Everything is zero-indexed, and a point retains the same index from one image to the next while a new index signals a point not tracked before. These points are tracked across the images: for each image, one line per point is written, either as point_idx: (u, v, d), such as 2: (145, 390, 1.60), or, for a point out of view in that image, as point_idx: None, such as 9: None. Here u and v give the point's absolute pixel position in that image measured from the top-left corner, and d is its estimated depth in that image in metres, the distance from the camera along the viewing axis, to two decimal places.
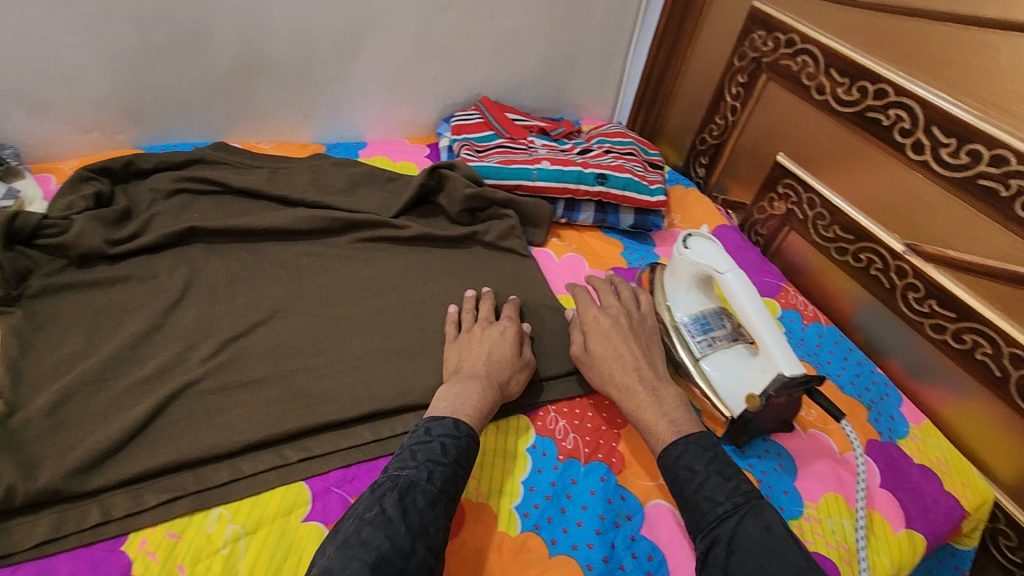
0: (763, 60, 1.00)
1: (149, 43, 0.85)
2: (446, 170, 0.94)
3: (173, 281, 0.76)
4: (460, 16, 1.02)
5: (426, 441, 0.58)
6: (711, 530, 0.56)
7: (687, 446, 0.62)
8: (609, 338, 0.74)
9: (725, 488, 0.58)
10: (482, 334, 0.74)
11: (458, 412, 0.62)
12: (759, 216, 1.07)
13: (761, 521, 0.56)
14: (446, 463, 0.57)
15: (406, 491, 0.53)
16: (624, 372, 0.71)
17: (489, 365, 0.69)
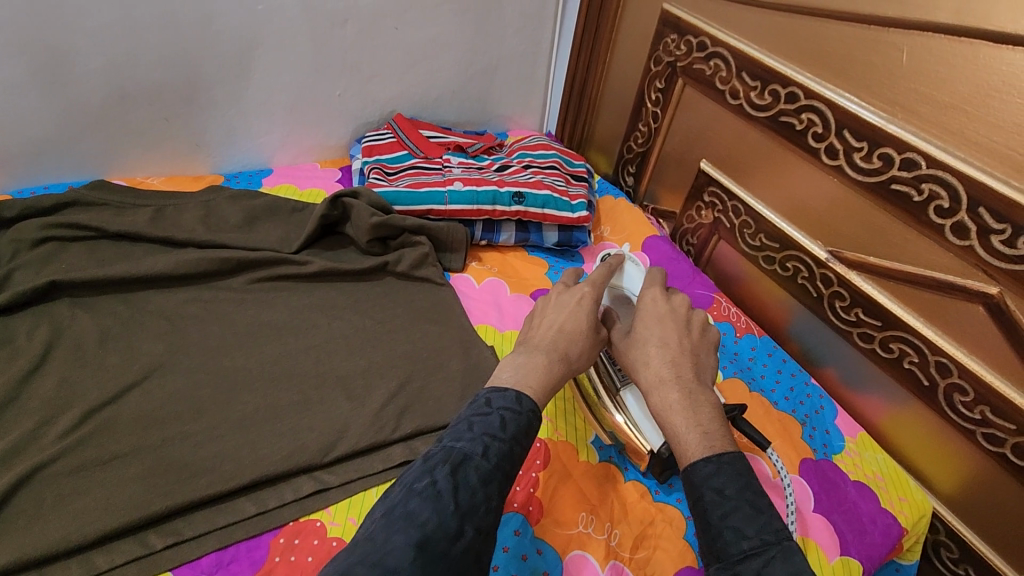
0: (677, 64, 0.96)
1: (1, 77, 0.77)
2: (349, 199, 0.88)
3: (31, 344, 0.68)
4: (359, 31, 0.96)
5: (484, 413, 0.50)
6: (732, 565, 0.44)
7: (719, 465, 0.49)
8: (661, 324, 0.62)
9: (758, 520, 0.45)
10: (559, 300, 0.66)
11: (521, 385, 0.54)
12: (689, 225, 1.04)
13: (792, 569, 0.42)
14: (505, 438, 0.48)
15: (459, 465, 0.45)
16: (664, 362, 0.58)
17: (567, 335, 0.61)
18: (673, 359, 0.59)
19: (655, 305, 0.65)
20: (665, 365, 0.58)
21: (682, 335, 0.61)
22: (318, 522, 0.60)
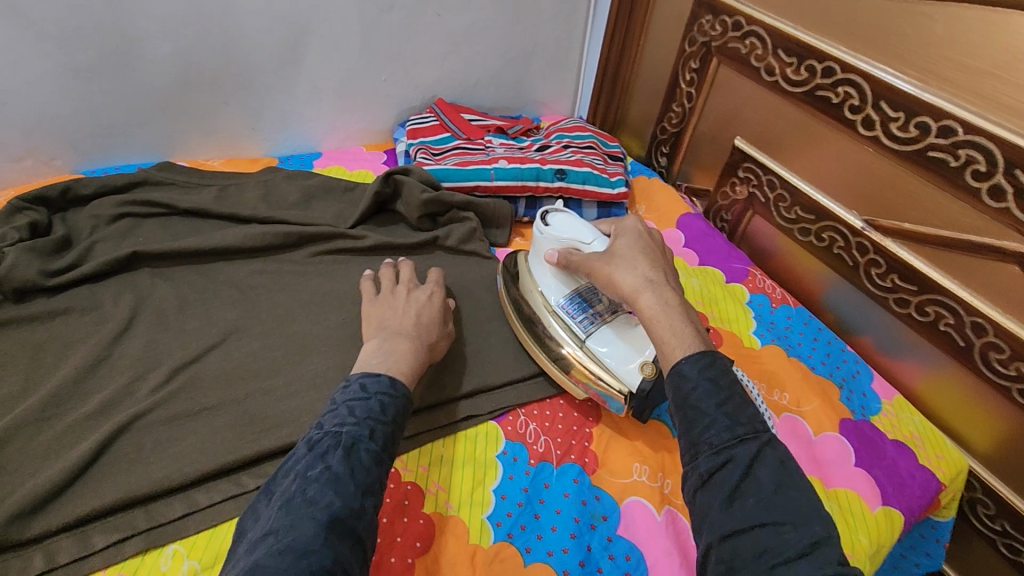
0: (712, 45, 0.99)
1: (78, 63, 0.82)
2: (400, 176, 0.92)
3: (118, 309, 0.72)
4: (405, 17, 1.00)
5: (363, 399, 0.56)
6: (728, 448, 0.49)
7: (716, 360, 0.54)
8: (640, 242, 0.67)
9: (747, 410, 0.51)
10: (408, 296, 0.73)
11: (391, 369, 0.60)
12: (723, 202, 1.07)
13: (780, 452, 0.49)
14: (386, 421, 0.55)
15: (351, 449, 0.51)
16: (653, 271, 0.63)
17: (418, 328, 0.67)
18: (659, 270, 0.63)
19: (637, 229, 0.69)
20: (654, 271, 0.63)
21: (659, 254, 0.66)
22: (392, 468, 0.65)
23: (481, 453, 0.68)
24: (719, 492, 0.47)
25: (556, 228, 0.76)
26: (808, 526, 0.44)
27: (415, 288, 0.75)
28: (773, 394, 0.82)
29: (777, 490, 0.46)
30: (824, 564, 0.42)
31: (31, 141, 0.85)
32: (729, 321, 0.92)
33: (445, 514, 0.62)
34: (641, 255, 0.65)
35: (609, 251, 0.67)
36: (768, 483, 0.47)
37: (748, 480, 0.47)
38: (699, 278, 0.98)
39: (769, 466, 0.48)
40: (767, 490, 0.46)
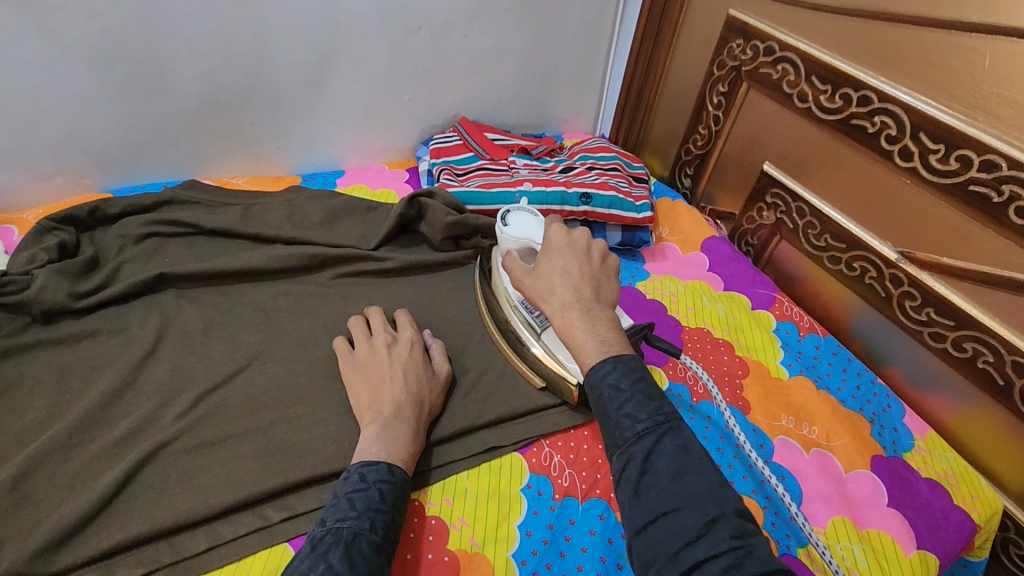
0: (742, 68, 0.98)
1: (109, 84, 0.82)
2: (425, 199, 0.91)
3: (144, 332, 0.72)
4: (431, 38, 1.00)
5: (362, 489, 0.55)
6: (629, 446, 0.50)
7: (616, 365, 0.55)
8: (560, 255, 0.64)
9: (648, 406, 0.52)
10: (388, 353, 0.69)
11: (393, 457, 0.59)
12: (748, 225, 1.05)
13: (680, 440, 0.50)
14: (385, 510, 0.54)
15: (352, 542, 0.49)
16: (566, 287, 0.61)
17: (410, 398, 0.65)
18: (575, 285, 0.61)
19: (562, 240, 0.66)
20: (566, 289, 0.61)
21: (585, 263, 0.64)
22: (416, 501, 0.64)
23: (505, 486, 0.67)
24: (625, 490, 0.48)
25: (511, 229, 0.76)
26: (703, 506, 0.45)
27: (395, 341, 0.71)
28: (803, 428, 0.80)
29: (674, 477, 0.47)
30: (721, 540, 0.42)
31: (61, 160, 0.86)
32: (756, 350, 0.90)
33: (470, 551, 0.61)
34: (561, 270, 0.63)
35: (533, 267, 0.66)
36: (665, 472, 0.48)
37: (649, 472, 0.48)
38: (725, 304, 0.97)
39: (666, 456, 0.48)
40: (665, 480, 0.47)
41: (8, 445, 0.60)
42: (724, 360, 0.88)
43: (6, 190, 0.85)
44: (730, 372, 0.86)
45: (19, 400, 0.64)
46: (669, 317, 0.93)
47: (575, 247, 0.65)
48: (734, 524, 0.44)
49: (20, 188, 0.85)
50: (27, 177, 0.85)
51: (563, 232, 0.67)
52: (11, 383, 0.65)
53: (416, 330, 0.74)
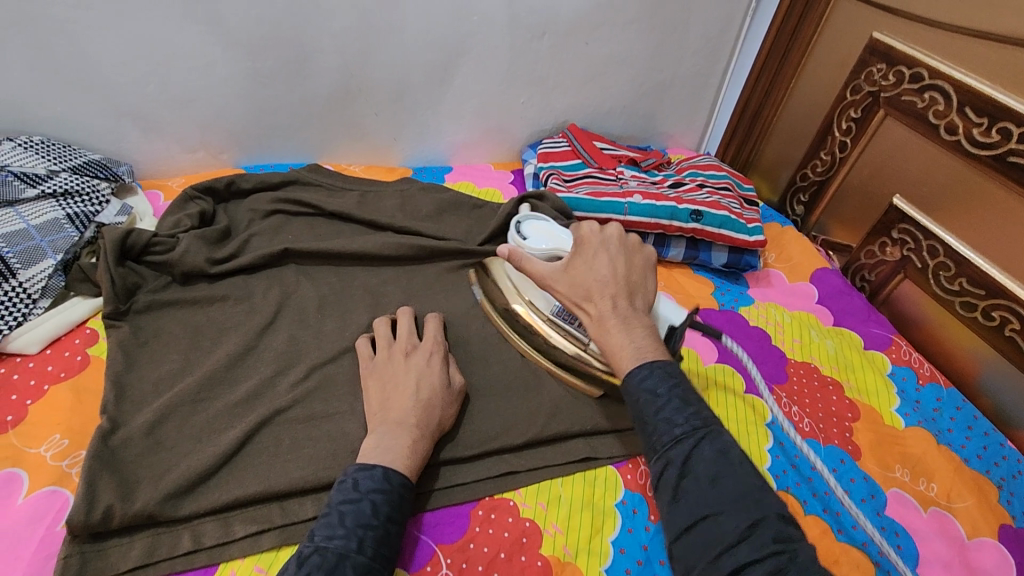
0: (880, 94, 0.93)
1: (258, 69, 0.88)
2: (534, 201, 0.91)
3: (267, 302, 0.77)
4: (554, 43, 1.01)
5: (355, 500, 0.52)
6: (667, 451, 0.51)
7: (653, 370, 0.56)
8: (595, 258, 0.65)
9: (686, 411, 0.53)
10: (407, 363, 0.66)
11: (389, 459, 0.56)
12: (867, 260, 0.99)
13: (717, 444, 0.51)
14: (377, 524, 0.51)
15: (335, 567, 0.47)
16: (603, 292, 0.62)
17: (421, 407, 0.61)
18: (612, 292, 0.62)
19: (601, 237, 0.67)
20: (604, 298, 0.62)
21: (619, 263, 0.65)
22: (511, 501, 0.64)
23: (599, 498, 0.65)
24: (665, 493, 0.50)
25: (533, 241, 0.73)
26: (747, 511, 0.46)
27: (415, 349, 0.69)
28: (919, 483, 0.74)
29: (714, 483, 0.48)
30: (764, 545, 0.44)
31: (206, 136, 0.92)
32: (868, 394, 0.84)
33: (563, 560, 0.59)
34: (601, 274, 0.64)
35: (563, 267, 0.67)
36: (704, 475, 0.49)
37: (688, 477, 0.49)
38: (834, 341, 0.91)
39: (704, 461, 0.50)
40: (705, 485, 0.48)
41: (146, 392, 0.65)
42: (832, 401, 0.82)
43: (157, 158, 0.92)
44: (838, 414, 0.80)
45: (156, 352, 0.69)
46: (774, 348, 0.88)
47: (608, 247, 0.66)
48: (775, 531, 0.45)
49: (168, 157, 0.93)
50: (175, 147, 0.92)
51: (595, 231, 0.68)
52: (151, 335, 0.70)
53: (441, 339, 0.71)
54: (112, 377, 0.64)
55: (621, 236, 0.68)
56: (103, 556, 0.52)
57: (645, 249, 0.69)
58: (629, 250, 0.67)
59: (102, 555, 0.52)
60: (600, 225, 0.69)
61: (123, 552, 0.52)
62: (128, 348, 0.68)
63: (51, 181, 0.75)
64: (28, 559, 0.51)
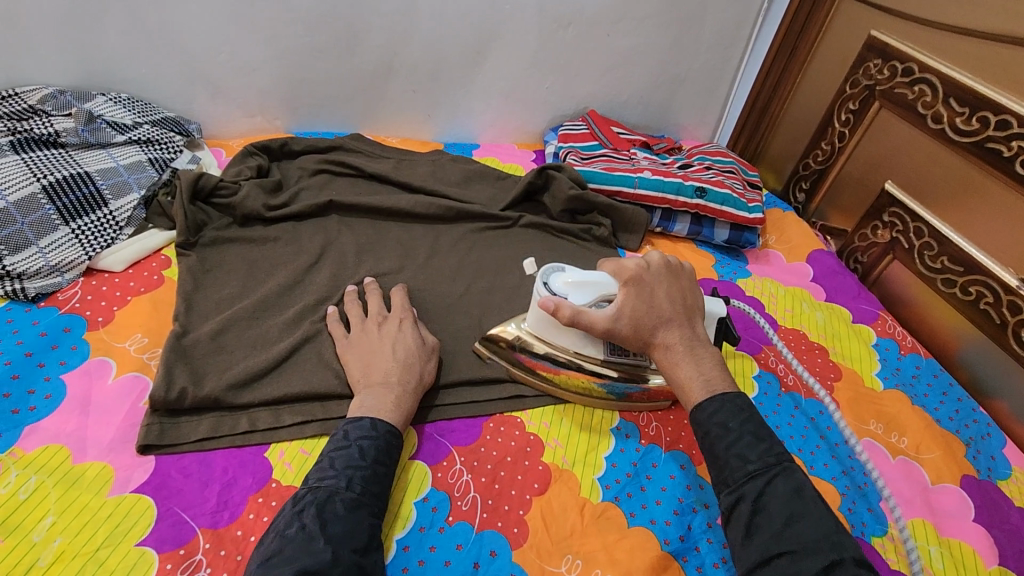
0: (876, 88, 1.00)
1: (314, 43, 0.99)
2: (553, 172, 1.01)
3: (312, 245, 0.87)
4: (578, 34, 1.11)
5: (344, 446, 0.57)
6: (739, 487, 0.53)
7: (723, 403, 0.58)
8: (652, 290, 0.65)
9: (759, 447, 0.55)
10: (379, 331, 0.71)
11: (378, 411, 0.61)
12: (860, 243, 1.06)
13: (792, 482, 0.52)
14: (365, 466, 0.56)
15: (326, 503, 0.52)
16: (667, 323, 0.64)
17: (401, 366, 0.66)
18: (676, 321, 0.64)
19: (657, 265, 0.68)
20: (669, 330, 0.64)
21: (675, 290, 0.66)
22: (518, 419, 0.72)
23: (595, 422, 0.74)
24: (737, 529, 0.52)
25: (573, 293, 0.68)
26: (822, 553, 0.47)
27: (386, 319, 0.73)
28: (891, 436, 0.81)
29: (788, 523, 0.50)
30: None
31: (264, 103, 1.04)
32: (851, 358, 0.91)
33: (561, 467, 0.68)
34: (663, 308, 0.64)
35: (619, 303, 0.65)
36: (778, 516, 0.50)
37: (760, 514, 0.51)
38: (824, 313, 0.99)
39: (779, 499, 0.51)
40: (777, 525, 0.50)
41: (210, 308, 0.75)
42: (817, 362, 0.90)
43: (220, 120, 1.04)
44: (822, 373, 0.88)
45: (219, 277, 0.79)
46: (767, 314, 0.96)
47: (659, 276, 0.67)
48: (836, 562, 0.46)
49: (230, 120, 1.04)
50: (237, 112, 1.04)
51: (642, 265, 0.67)
52: (215, 264, 0.81)
53: (408, 308, 0.75)
54: (183, 294, 0.75)
55: (662, 257, 0.70)
56: (177, 427, 0.62)
57: (684, 264, 0.71)
58: (674, 274, 0.68)
59: (176, 426, 0.62)
60: (645, 258, 0.68)
61: (193, 426, 0.63)
62: (195, 272, 0.78)
63: (136, 131, 0.88)
64: (117, 423, 0.61)
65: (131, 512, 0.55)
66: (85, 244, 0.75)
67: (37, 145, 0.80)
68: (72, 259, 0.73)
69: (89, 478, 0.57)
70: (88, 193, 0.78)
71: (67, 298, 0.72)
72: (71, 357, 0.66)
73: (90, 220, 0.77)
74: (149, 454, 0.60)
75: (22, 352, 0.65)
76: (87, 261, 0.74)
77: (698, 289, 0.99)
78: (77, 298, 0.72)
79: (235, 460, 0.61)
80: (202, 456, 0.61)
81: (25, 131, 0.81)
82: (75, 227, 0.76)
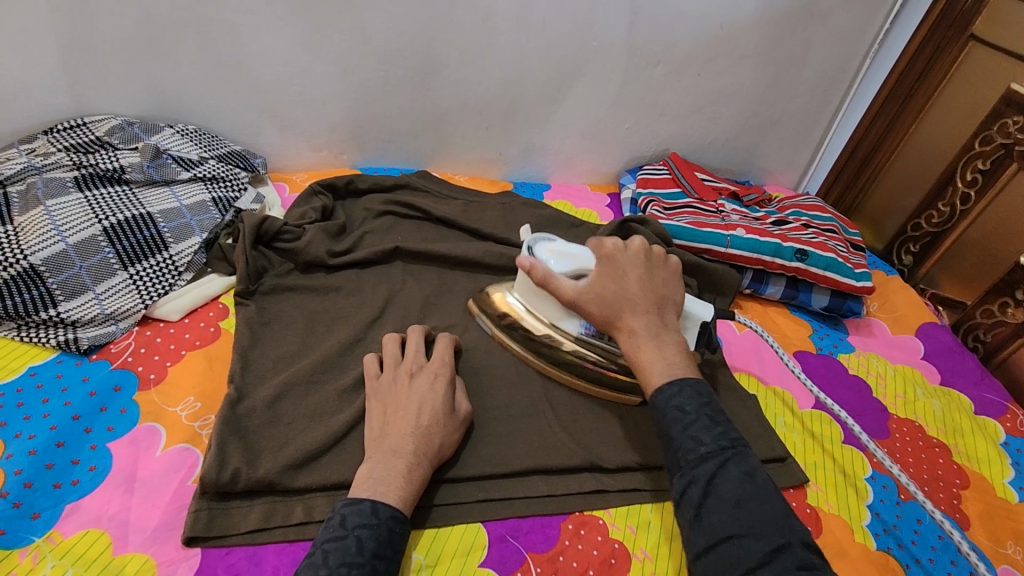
0: (1015, 147, 0.88)
1: (388, 77, 0.94)
2: (637, 225, 0.92)
3: (375, 297, 0.80)
4: (667, 72, 1.02)
5: (340, 537, 0.49)
6: (692, 469, 0.52)
7: (682, 388, 0.56)
8: (622, 276, 0.63)
9: (713, 430, 0.54)
10: (411, 384, 0.63)
11: (380, 493, 0.53)
12: (983, 320, 0.94)
13: (744, 466, 0.51)
14: (362, 562, 0.48)
15: None
16: (635, 311, 0.61)
17: (420, 435, 0.58)
18: (643, 310, 0.61)
19: (617, 249, 0.65)
20: (635, 316, 0.61)
21: (647, 279, 0.64)
22: (600, 520, 0.63)
23: None
24: None
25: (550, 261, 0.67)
26: (769, 535, 0.47)
27: (420, 370, 0.65)
28: None
29: (738, 504, 0.49)
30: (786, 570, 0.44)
31: (331, 136, 0.99)
32: (978, 461, 0.79)
33: None
34: (630, 293, 0.62)
35: (588, 280, 0.64)
36: (729, 498, 0.49)
37: (711, 496, 0.50)
38: (941, 400, 0.86)
39: (730, 481, 0.50)
40: (729, 506, 0.49)
41: (267, 368, 0.69)
42: (939, 464, 0.77)
43: (286, 153, 1.00)
44: (945, 479, 0.76)
45: (277, 331, 0.74)
46: (875, 400, 0.84)
47: (634, 261, 0.65)
48: (801, 556, 0.46)
49: (296, 153, 1.00)
50: (304, 145, 0.99)
51: (619, 246, 0.66)
52: (273, 316, 0.75)
53: (448, 361, 0.67)
54: (240, 350, 0.69)
55: (645, 248, 0.67)
56: (227, 514, 0.55)
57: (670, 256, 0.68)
58: (654, 264, 0.66)
59: (226, 513, 0.56)
60: (623, 240, 0.66)
61: (243, 514, 0.56)
62: (253, 325, 0.73)
63: (201, 167, 0.84)
64: (163, 506, 0.55)
65: None
66: (142, 291, 0.70)
67: (101, 181, 0.77)
68: (128, 307, 0.69)
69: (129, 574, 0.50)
70: (149, 235, 0.74)
71: (120, 350, 0.67)
72: (120, 421, 0.61)
73: (148, 265, 0.72)
74: (194, 547, 0.53)
75: (68, 415, 0.60)
76: (143, 310, 0.69)
77: (794, 364, 0.88)
78: (130, 351, 0.67)
79: (288, 558, 0.54)
80: (253, 551, 0.54)
81: (91, 165, 0.77)
82: (133, 272, 0.71)
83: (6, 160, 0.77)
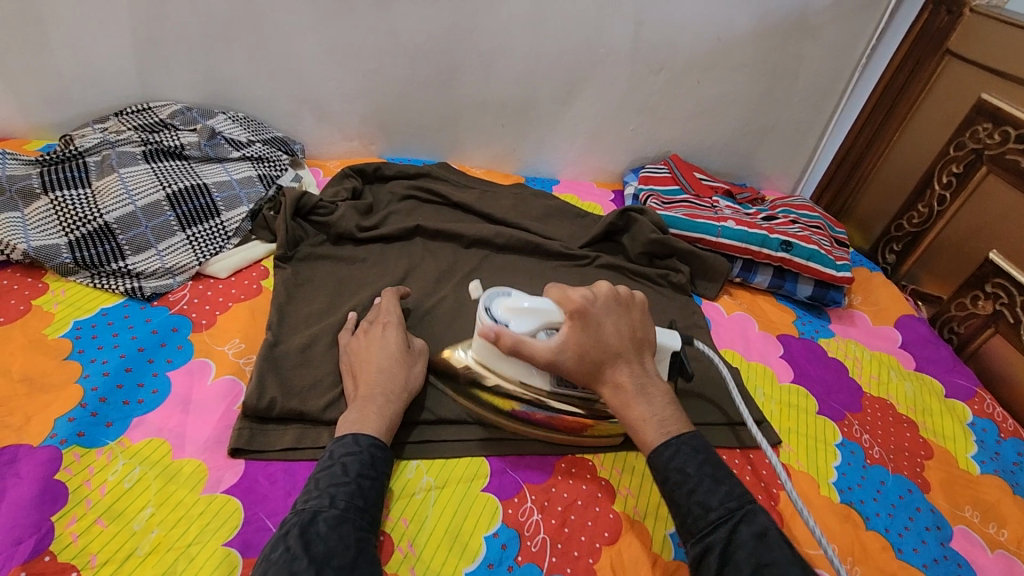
0: (985, 152, 0.96)
1: (416, 76, 1.04)
2: (635, 215, 1.01)
3: (396, 268, 0.89)
4: (669, 80, 1.12)
5: (327, 465, 0.57)
6: (704, 537, 0.49)
7: (680, 447, 0.54)
8: (597, 327, 0.59)
9: (719, 491, 0.51)
10: (370, 339, 0.71)
11: (359, 425, 0.61)
12: (957, 312, 1.01)
13: (755, 527, 0.49)
14: (348, 481, 0.55)
15: (309, 524, 0.51)
16: (619, 362, 0.58)
17: (383, 377, 0.66)
18: (626, 362, 0.59)
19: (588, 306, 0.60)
20: (621, 368, 0.58)
21: (622, 324, 0.60)
22: (590, 462, 0.71)
23: None
24: None
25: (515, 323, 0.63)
26: None
27: (372, 325, 0.74)
28: (989, 526, 0.75)
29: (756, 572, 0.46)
30: None
31: (363, 129, 1.10)
32: (944, 437, 0.85)
33: (633, 518, 0.66)
34: (610, 344, 0.59)
35: (564, 341, 0.60)
36: (746, 565, 0.47)
37: (728, 565, 0.47)
38: (913, 384, 0.93)
39: (745, 547, 0.48)
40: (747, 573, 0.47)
41: (301, 321, 0.78)
42: (906, 437, 0.84)
43: (323, 143, 1.11)
44: (911, 449, 0.82)
45: (309, 292, 0.83)
46: (850, 380, 0.92)
47: (604, 310, 0.61)
48: None
49: (331, 143, 1.11)
50: (338, 136, 1.10)
51: (586, 295, 0.61)
52: (307, 279, 0.85)
53: (394, 311, 0.75)
54: (277, 304, 0.79)
55: (611, 290, 0.63)
56: (266, 434, 0.65)
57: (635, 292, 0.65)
58: (624, 306, 0.62)
59: (265, 433, 0.65)
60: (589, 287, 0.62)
61: (279, 435, 0.65)
62: (289, 285, 0.82)
63: (249, 148, 0.95)
64: (213, 424, 0.65)
65: (220, 511, 0.57)
66: (197, 251, 0.81)
67: (165, 156, 0.88)
68: (184, 263, 0.79)
69: (186, 473, 0.60)
70: (204, 204, 0.85)
71: (178, 299, 0.77)
72: (177, 355, 0.71)
73: (203, 229, 0.83)
74: (239, 457, 0.63)
75: (135, 347, 0.70)
76: (198, 267, 0.80)
77: (777, 345, 0.95)
78: (186, 300, 0.77)
79: None
80: (288, 465, 0.63)
81: (156, 142, 0.89)
82: (189, 234, 0.82)
83: (84, 136, 0.89)
